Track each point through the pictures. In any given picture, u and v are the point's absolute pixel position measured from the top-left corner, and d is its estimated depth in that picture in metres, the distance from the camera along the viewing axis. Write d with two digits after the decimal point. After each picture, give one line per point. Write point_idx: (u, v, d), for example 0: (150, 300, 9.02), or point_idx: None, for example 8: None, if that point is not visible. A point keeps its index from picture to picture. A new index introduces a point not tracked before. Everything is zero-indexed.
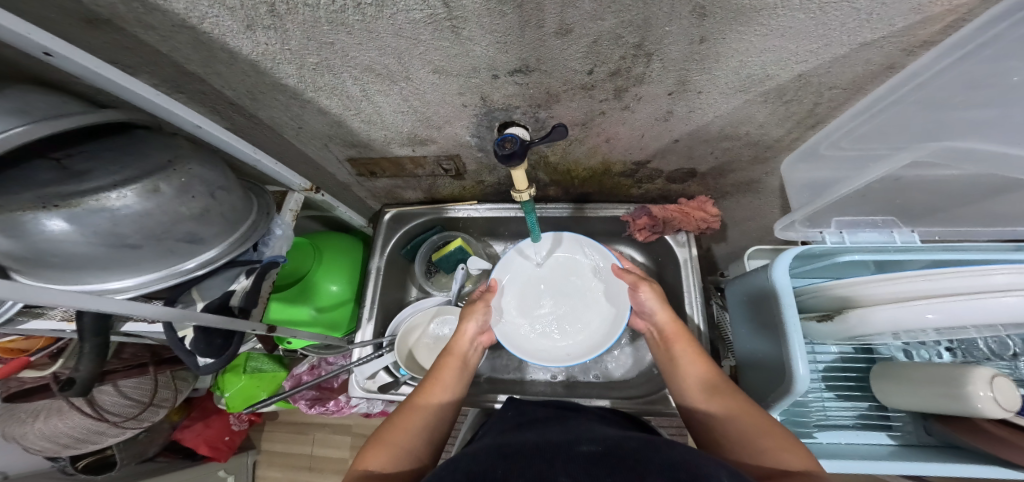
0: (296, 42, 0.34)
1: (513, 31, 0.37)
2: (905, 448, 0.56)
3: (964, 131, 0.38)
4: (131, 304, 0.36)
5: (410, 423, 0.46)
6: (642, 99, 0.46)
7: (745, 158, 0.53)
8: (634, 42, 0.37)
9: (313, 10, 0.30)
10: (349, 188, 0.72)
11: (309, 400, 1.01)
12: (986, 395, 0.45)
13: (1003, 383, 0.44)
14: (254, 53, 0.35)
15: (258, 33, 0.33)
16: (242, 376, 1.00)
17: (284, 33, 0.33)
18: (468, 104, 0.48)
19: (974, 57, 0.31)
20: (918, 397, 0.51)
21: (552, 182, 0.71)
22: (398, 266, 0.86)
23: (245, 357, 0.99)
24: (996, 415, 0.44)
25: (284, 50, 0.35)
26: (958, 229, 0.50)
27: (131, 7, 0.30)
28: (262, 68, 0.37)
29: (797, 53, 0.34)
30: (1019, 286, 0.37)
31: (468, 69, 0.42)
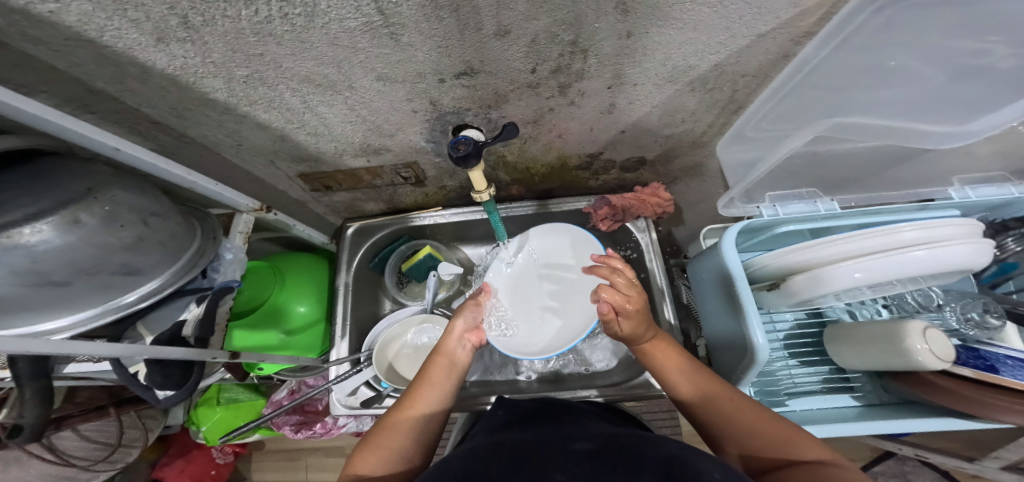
0: (219, 55, 0.32)
1: (452, 35, 0.37)
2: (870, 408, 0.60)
3: (855, 107, 0.41)
4: (70, 344, 0.33)
5: (401, 426, 0.47)
6: (585, 94, 0.48)
7: (686, 143, 0.57)
8: (569, 39, 0.39)
9: (234, 22, 0.29)
10: (306, 206, 0.70)
11: (294, 424, 0.97)
12: (923, 347, 0.49)
13: (934, 335, 0.49)
14: (172, 67, 0.33)
15: (173, 46, 0.31)
16: (218, 408, 0.99)
17: (203, 46, 0.31)
18: (418, 109, 0.48)
19: (856, 37, 0.33)
20: (866, 354, 0.56)
21: (514, 181, 0.72)
22: (368, 281, 0.84)
23: (217, 388, 0.99)
24: (934, 366, 0.49)
25: (207, 63, 0.33)
26: (869, 195, 0.56)
27: (12, 19, 0.27)
28: (184, 82, 0.35)
29: (709, 45, 0.37)
30: (924, 240, 0.42)
31: (412, 75, 0.42)
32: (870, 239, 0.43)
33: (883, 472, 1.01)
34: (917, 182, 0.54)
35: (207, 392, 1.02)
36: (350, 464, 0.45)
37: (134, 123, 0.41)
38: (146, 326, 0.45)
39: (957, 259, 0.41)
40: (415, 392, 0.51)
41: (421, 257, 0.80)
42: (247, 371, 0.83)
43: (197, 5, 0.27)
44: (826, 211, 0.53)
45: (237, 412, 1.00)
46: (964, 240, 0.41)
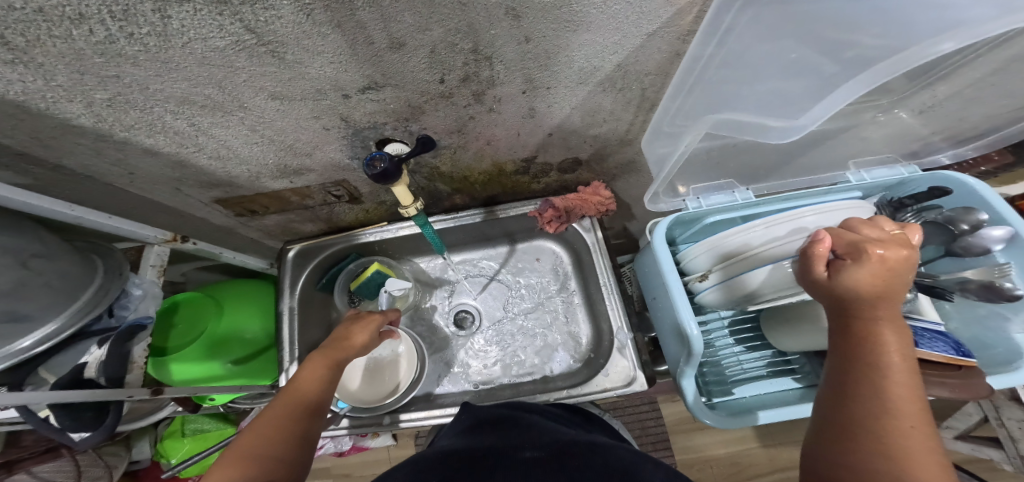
0: (64, 79, 0.30)
1: (342, 50, 0.36)
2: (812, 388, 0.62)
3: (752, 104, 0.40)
4: None
5: (266, 433, 0.41)
6: (502, 100, 0.47)
7: (613, 141, 0.57)
8: (469, 47, 0.38)
9: (67, 42, 0.26)
10: (238, 232, 0.67)
11: None
12: None
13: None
14: (17, 95, 0.30)
15: (2, 71, 0.27)
16: (185, 440, 0.94)
17: (40, 69, 0.28)
18: (330, 126, 0.47)
19: (732, 34, 0.32)
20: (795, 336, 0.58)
21: (455, 190, 0.71)
22: (317, 304, 0.81)
23: (182, 419, 0.94)
24: None
25: (55, 88, 0.30)
26: (776, 182, 0.58)
27: None
28: (38, 110, 0.32)
29: (606, 45, 0.37)
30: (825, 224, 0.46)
31: (311, 92, 0.40)
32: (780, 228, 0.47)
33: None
34: (827, 168, 0.57)
35: (173, 424, 0.97)
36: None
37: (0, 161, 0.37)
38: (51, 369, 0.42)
39: None
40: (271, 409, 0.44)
41: (369, 274, 0.77)
42: (200, 403, 0.78)
43: (13, 27, 0.24)
44: (743, 200, 0.54)
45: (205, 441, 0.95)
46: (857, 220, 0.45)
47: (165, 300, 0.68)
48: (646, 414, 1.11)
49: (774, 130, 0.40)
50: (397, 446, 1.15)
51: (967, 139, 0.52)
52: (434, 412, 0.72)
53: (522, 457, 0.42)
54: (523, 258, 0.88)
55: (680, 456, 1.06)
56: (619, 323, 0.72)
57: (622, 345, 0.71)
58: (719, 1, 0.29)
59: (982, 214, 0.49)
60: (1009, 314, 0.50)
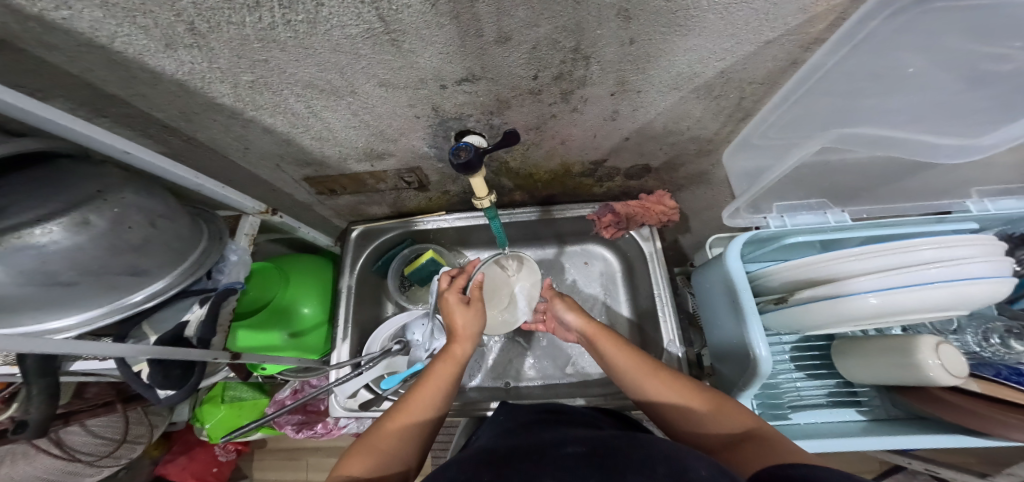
0: (224, 61, 0.33)
1: (453, 41, 0.37)
2: (877, 423, 0.59)
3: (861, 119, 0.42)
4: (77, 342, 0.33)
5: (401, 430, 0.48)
6: (588, 101, 0.47)
7: (691, 151, 0.56)
8: (571, 46, 0.38)
9: (238, 28, 0.30)
10: (312, 209, 0.71)
11: (296, 424, 0.99)
12: (934, 362, 0.48)
13: (947, 350, 0.49)
14: (181, 73, 0.34)
15: (180, 53, 0.32)
16: (221, 407, 0.97)
17: (209, 52, 0.32)
18: (420, 115, 0.48)
19: (862, 47, 0.33)
20: (872, 369, 0.56)
21: (516, 187, 0.72)
22: (371, 284, 0.85)
23: (223, 386, 0.97)
24: (946, 380, 0.48)
25: (214, 69, 0.34)
26: (884, 206, 0.55)
27: (27, 26, 0.28)
28: (193, 88, 0.36)
29: (715, 51, 0.36)
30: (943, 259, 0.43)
31: (414, 81, 0.42)
32: (886, 258, 0.44)
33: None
34: (931, 194, 0.54)
35: (211, 390, 1.01)
36: (339, 466, 0.45)
37: (144, 127, 0.42)
38: (151, 326, 0.44)
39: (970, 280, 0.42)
40: (412, 397, 0.50)
41: (424, 261, 0.80)
42: (252, 371, 0.83)
43: (203, 13, 0.28)
44: (836, 222, 0.53)
45: (240, 410, 0.98)
46: (983, 259, 0.42)
47: (250, 266, 0.73)
48: None
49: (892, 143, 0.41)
50: None
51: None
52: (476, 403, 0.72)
53: (563, 451, 0.38)
54: (572, 261, 0.87)
55: None
56: (670, 339, 0.70)
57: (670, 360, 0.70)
58: (867, 10, 0.30)
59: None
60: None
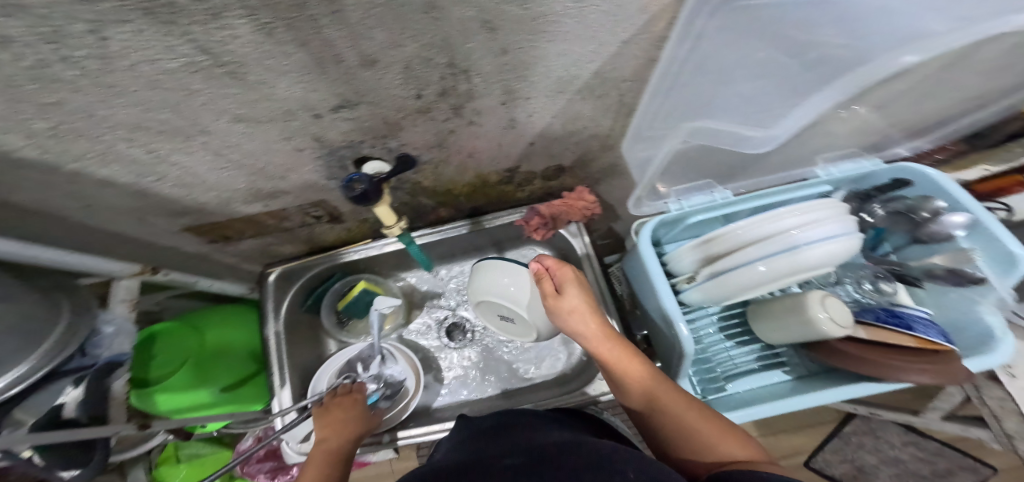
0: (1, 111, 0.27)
1: (309, 69, 0.32)
2: (800, 381, 0.63)
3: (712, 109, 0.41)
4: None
5: None
6: (481, 113, 0.46)
7: (596, 147, 0.57)
8: (445, 61, 0.36)
9: None
10: (212, 256, 0.67)
11: (270, 472, 0.85)
12: (824, 316, 0.50)
13: (833, 302, 0.51)
14: None
15: None
16: (180, 466, 0.81)
17: None
18: (302, 147, 0.43)
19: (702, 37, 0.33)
20: (779, 328, 0.58)
21: (439, 204, 0.70)
22: (302, 324, 0.81)
23: (173, 445, 0.83)
24: (837, 333, 0.50)
25: None
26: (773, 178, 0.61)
27: None
28: None
29: (583, 54, 0.38)
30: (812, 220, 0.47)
31: (279, 113, 0.37)
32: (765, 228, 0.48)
33: (855, 432, 0.97)
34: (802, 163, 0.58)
35: (163, 448, 0.83)
36: None
37: None
38: (24, 412, 0.39)
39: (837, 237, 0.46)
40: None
41: (356, 293, 0.78)
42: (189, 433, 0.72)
43: None
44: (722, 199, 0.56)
45: (202, 468, 0.82)
46: (839, 217, 0.47)
47: (140, 332, 0.67)
48: None
49: (753, 140, 0.42)
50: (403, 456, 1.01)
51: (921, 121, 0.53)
52: (433, 427, 0.74)
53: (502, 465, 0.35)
54: None
55: None
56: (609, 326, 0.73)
57: None
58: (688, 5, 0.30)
59: (938, 202, 0.52)
60: (979, 297, 0.50)
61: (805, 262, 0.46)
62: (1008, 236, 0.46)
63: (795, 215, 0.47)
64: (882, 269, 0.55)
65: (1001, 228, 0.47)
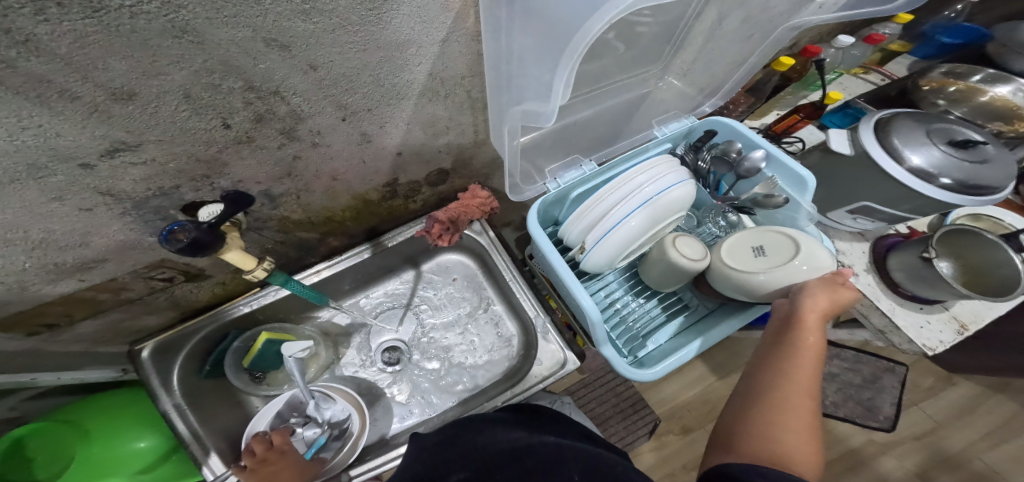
0: None
1: (36, 113, 0.25)
2: (707, 320, 0.63)
3: (523, 92, 0.38)
4: None
5: None
6: (322, 132, 0.41)
7: (469, 145, 0.56)
8: (240, 85, 0.31)
9: None
10: (49, 343, 0.55)
11: None
12: (677, 256, 0.54)
13: (683, 242, 0.56)
14: None
15: None
16: None
17: None
18: (94, 205, 0.35)
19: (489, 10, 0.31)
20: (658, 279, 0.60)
21: (325, 234, 0.64)
22: (207, 392, 0.69)
23: None
24: (691, 267, 0.54)
25: None
26: None
27: None
28: None
29: (407, 58, 0.36)
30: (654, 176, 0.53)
31: (23, 170, 0.29)
32: (620, 191, 0.53)
33: None
34: None
35: None
36: None
37: None
38: None
39: (679, 182, 0.53)
40: None
41: (261, 346, 0.68)
42: None
43: None
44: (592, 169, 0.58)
45: None
46: (676, 168, 0.54)
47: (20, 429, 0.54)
48: (615, 380, 1.08)
49: (542, 115, 0.37)
50: None
51: (721, 85, 0.59)
52: (389, 452, 0.67)
53: None
54: (434, 278, 0.88)
55: (658, 410, 1.04)
56: (533, 307, 0.74)
57: (544, 330, 0.73)
58: None
59: (739, 144, 0.60)
60: (796, 216, 0.56)
61: (659, 210, 0.52)
62: (791, 160, 0.54)
63: (642, 174, 0.54)
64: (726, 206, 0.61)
65: (785, 155, 0.55)
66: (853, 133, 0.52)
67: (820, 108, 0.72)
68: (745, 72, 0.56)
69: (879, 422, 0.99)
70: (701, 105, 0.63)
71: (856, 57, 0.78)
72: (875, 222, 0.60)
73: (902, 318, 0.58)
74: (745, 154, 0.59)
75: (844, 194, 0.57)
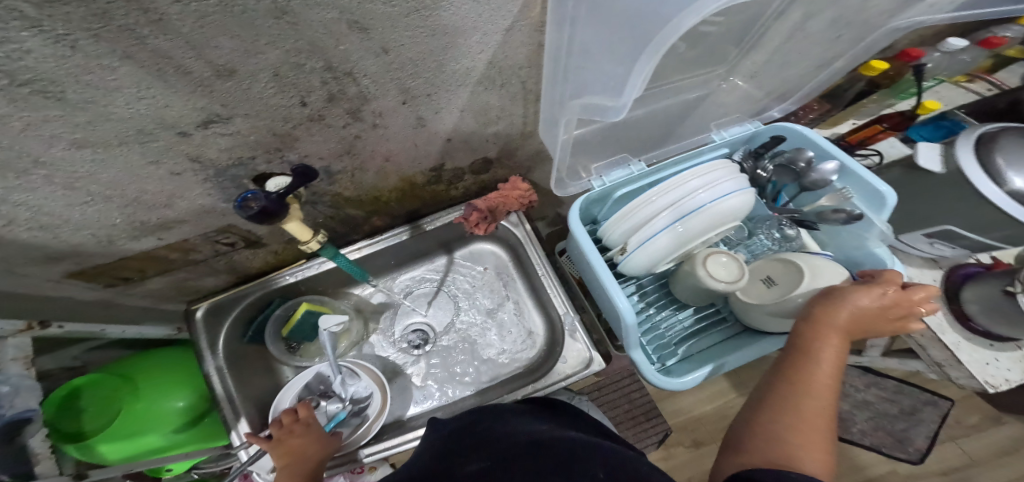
0: None
1: (152, 84, 0.28)
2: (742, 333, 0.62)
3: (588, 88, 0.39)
4: None
5: None
6: (383, 114, 0.43)
7: (516, 135, 0.57)
8: (320, 65, 0.33)
9: None
10: (125, 295, 0.61)
11: None
12: (705, 273, 0.53)
13: (714, 261, 0.54)
14: None
15: None
16: None
17: None
18: (183, 171, 0.39)
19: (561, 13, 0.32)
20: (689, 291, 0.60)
21: (370, 213, 0.67)
22: (247, 359, 0.75)
23: None
24: (720, 287, 0.53)
25: None
26: None
27: None
28: None
29: (471, 45, 0.37)
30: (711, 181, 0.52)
31: (134, 135, 0.32)
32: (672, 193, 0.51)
33: None
34: None
35: None
36: None
37: None
38: None
39: (735, 190, 0.51)
40: None
41: (300, 316, 0.74)
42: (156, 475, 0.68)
43: None
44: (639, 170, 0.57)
45: None
46: (734, 174, 0.52)
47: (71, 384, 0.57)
48: (632, 384, 1.07)
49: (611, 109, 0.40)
50: None
51: (796, 89, 0.58)
52: (409, 436, 0.71)
53: None
54: (465, 266, 0.90)
55: (673, 420, 1.03)
56: (563, 305, 0.74)
57: (572, 328, 0.73)
58: None
59: (810, 152, 0.57)
60: (865, 234, 0.53)
61: (711, 217, 0.51)
62: (868, 173, 0.51)
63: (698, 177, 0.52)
64: (783, 218, 0.59)
65: (862, 168, 0.51)
66: (949, 148, 0.50)
67: (909, 118, 0.68)
68: (827, 76, 0.56)
69: (909, 454, 0.95)
70: (769, 109, 0.62)
71: (964, 62, 0.71)
72: (956, 249, 0.55)
73: (966, 353, 0.55)
74: (814, 164, 0.57)
75: (932, 212, 0.53)
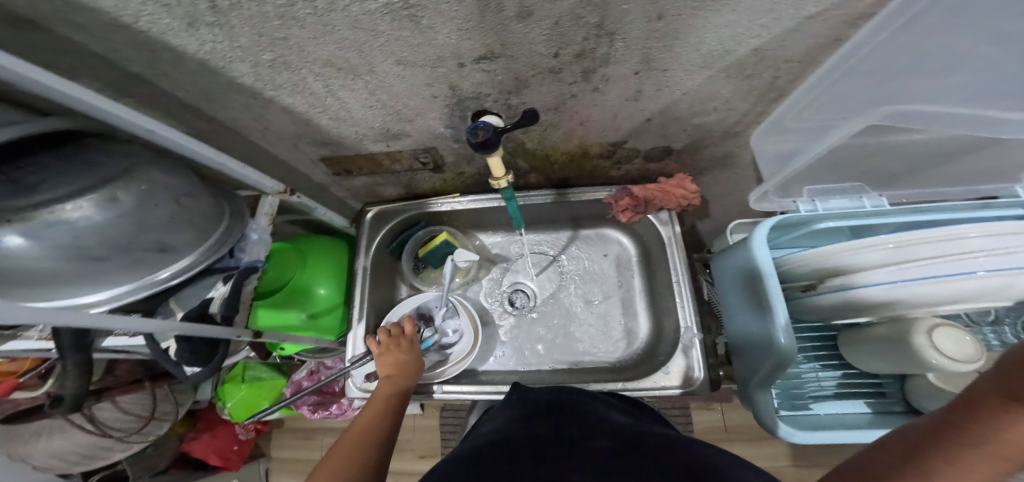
0: (247, 40, 0.34)
1: (471, 18, 0.34)
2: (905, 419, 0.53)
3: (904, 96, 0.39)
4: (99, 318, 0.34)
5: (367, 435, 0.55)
6: (610, 80, 0.45)
7: (717, 132, 0.54)
8: (595, 22, 0.35)
9: None
10: (333, 185, 0.75)
11: (312, 404, 1.02)
12: (924, 342, 0.45)
13: (943, 333, 0.45)
14: (201, 51, 0.36)
15: (202, 32, 0.33)
16: (242, 386, 1.00)
17: (231, 31, 0.33)
18: (438, 94, 0.46)
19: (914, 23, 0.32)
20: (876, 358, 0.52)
21: (532, 169, 0.71)
22: (385, 265, 0.88)
23: (243, 366, 1.01)
24: (943, 364, 0.44)
25: (233, 47, 0.35)
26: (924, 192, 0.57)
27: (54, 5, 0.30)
28: (214, 67, 0.38)
29: (750, 28, 0.35)
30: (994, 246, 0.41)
31: (433, 58, 0.39)
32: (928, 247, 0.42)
33: None
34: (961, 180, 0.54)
35: (232, 369, 1.03)
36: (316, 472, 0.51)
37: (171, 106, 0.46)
38: (177, 302, 0.47)
39: None
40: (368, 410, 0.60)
41: (439, 242, 0.82)
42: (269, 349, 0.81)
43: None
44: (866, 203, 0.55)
45: (260, 390, 1.01)
46: None
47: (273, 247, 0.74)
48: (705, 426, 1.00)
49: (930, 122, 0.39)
50: (426, 414, 1.14)
51: None
52: (485, 388, 0.76)
53: (591, 445, 0.35)
54: (588, 246, 0.91)
55: None
56: (687, 317, 0.71)
57: (688, 345, 0.70)
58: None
59: None
60: None
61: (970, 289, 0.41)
62: None
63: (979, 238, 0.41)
64: None
65: None
66: None
67: None
68: None
69: None
70: None
71: None
72: None
73: None
74: None
75: None
